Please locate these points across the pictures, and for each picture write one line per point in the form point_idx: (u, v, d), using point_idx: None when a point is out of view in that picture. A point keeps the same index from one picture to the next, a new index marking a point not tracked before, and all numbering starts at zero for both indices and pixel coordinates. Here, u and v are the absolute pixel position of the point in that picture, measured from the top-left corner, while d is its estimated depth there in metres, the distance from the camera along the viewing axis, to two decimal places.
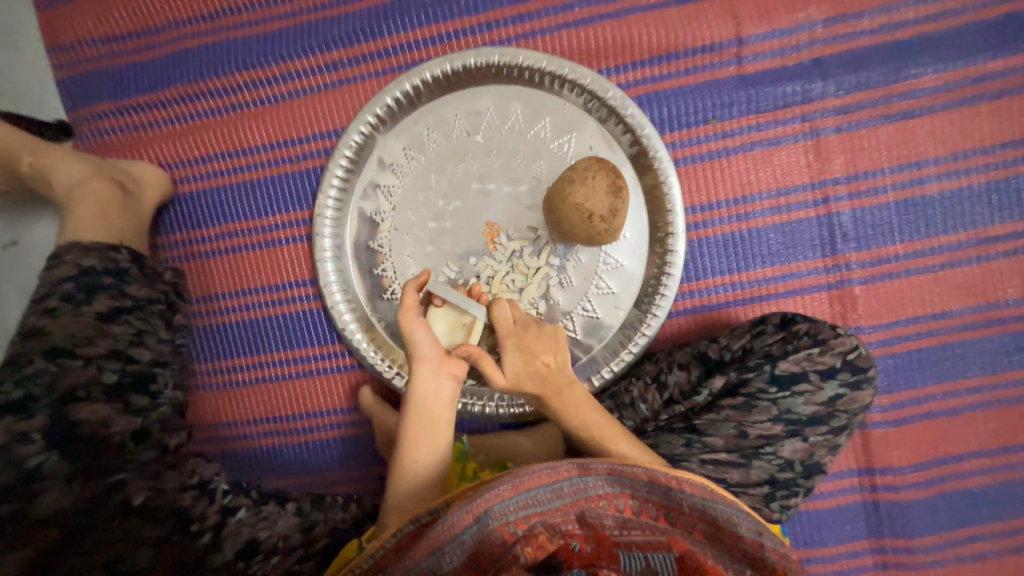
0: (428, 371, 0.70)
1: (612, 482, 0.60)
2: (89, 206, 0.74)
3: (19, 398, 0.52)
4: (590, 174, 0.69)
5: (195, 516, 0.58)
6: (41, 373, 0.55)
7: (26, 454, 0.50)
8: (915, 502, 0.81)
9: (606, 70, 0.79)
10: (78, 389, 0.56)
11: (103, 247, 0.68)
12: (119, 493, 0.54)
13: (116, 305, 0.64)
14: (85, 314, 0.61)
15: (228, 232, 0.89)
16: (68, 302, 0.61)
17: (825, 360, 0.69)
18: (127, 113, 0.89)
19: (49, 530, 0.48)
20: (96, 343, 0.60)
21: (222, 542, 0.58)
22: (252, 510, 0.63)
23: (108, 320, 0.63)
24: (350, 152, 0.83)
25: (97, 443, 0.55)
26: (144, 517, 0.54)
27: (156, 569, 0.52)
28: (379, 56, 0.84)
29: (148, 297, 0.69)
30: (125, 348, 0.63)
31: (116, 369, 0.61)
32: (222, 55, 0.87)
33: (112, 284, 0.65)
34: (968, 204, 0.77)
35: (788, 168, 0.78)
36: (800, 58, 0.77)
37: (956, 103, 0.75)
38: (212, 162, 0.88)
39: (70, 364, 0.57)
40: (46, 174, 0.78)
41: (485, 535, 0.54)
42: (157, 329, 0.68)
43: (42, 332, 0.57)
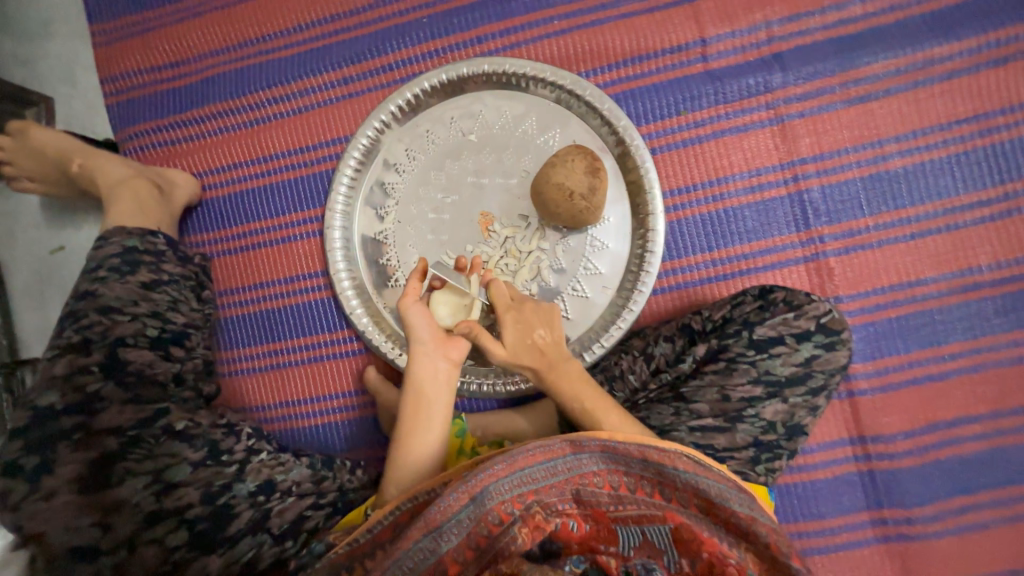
0: (427, 355, 0.73)
1: (604, 460, 0.63)
2: (127, 201, 0.84)
3: (79, 341, 0.64)
4: (570, 158, 0.77)
5: (224, 448, 0.65)
6: (96, 323, 0.65)
7: (87, 381, 0.61)
8: (909, 471, 0.81)
9: (586, 73, 0.89)
10: (127, 337, 0.66)
11: (144, 231, 0.76)
12: (163, 419, 0.63)
13: (154, 277, 0.73)
14: (129, 283, 0.69)
15: (250, 231, 0.98)
16: (115, 272, 0.70)
17: (800, 324, 0.72)
18: (165, 130, 1.01)
19: (106, 440, 0.59)
20: (139, 304, 0.69)
21: (245, 475, 0.64)
22: (272, 454, 0.68)
23: (148, 289, 0.71)
24: (357, 154, 0.93)
25: (144, 379, 0.64)
26: (180, 441, 0.62)
27: (190, 485, 0.60)
28: (383, 71, 0.95)
29: (182, 273, 0.77)
30: (164, 311, 0.71)
31: (157, 326, 0.69)
32: (247, 77, 0.99)
33: (151, 261, 0.74)
34: (931, 176, 0.81)
35: (757, 151, 0.85)
36: (761, 54, 0.85)
37: (908, 86, 0.82)
38: (237, 170, 0.99)
39: (119, 319, 0.66)
40: (92, 175, 0.89)
41: (482, 515, 0.56)
42: (189, 300, 0.75)
43: (94, 294, 0.67)
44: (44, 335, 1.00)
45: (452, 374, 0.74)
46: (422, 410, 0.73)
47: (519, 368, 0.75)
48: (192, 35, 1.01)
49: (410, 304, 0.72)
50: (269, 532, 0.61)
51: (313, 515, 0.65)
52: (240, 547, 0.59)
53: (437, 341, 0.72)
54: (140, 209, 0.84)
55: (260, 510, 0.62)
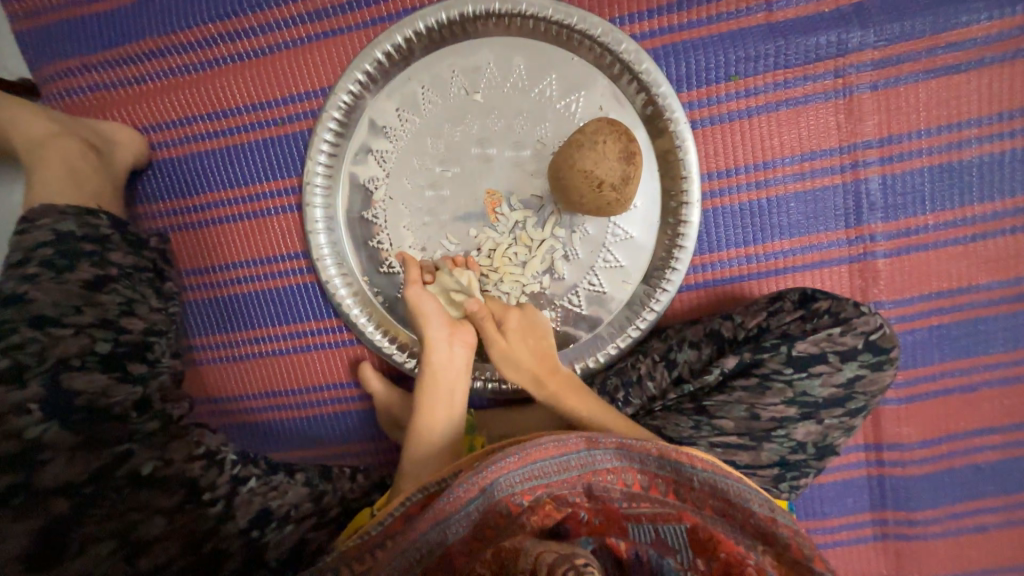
0: (439, 340, 0.69)
1: (620, 457, 0.58)
2: (54, 167, 0.69)
3: (6, 367, 0.48)
4: (600, 137, 0.63)
5: (207, 484, 0.54)
6: (31, 341, 0.51)
7: (23, 425, 0.45)
8: (920, 477, 0.80)
9: (620, 18, 0.71)
10: (71, 358, 0.52)
11: (80, 211, 0.63)
12: (126, 464, 0.48)
13: (100, 273, 0.59)
14: (66, 283, 0.56)
15: (214, 201, 0.84)
16: (48, 268, 0.56)
17: (846, 341, 0.65)
18: (95, 70, 0.82)
19: (56, 503, 0.43)
20: (83, 312, 0.55)
21: (235, 509, 0.55)
22: (262, 479, 0.60)
23: (92, 289, 0.58)
24: (338, 114, 0.77)
25: (98, 413, 0.51)
26: (153, 487, 0.49)
27: (171, 538, 0.47)
28: (366, 3, 0.76)
29: (134, 264, 0.64)
30: (115, 317, 0.58)
31: (109, 340, 0.56)
32: (192, 2, 0.78)
33: (93, 251, 0.61)
34: (1009, 169, 0.71)
35: (815, 130, 0.72)
36: (838, 4, 0.69)
37: (1006, 56, 0.68)
38: (191, 125, 0.82)
39: (59, 333, 0.53)
40: (4, 127, 0.71)
41: (491, 504, 0.54)
42: (146, 298, 0.63)
43: (24, 300, 0.53)
44: None
45: (469, 361, 0.71)
46: (436, 397, 0.69)
47: (517, 376, 0.72)
48: None
49: (416, 288, 0.68)
50: (267, 566, 0.53)
51: (314, 538, 0.59)
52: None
53: (450, 326, 0.69)
54: (72, 177, 0.69)
55: (256, 546, 0.54)
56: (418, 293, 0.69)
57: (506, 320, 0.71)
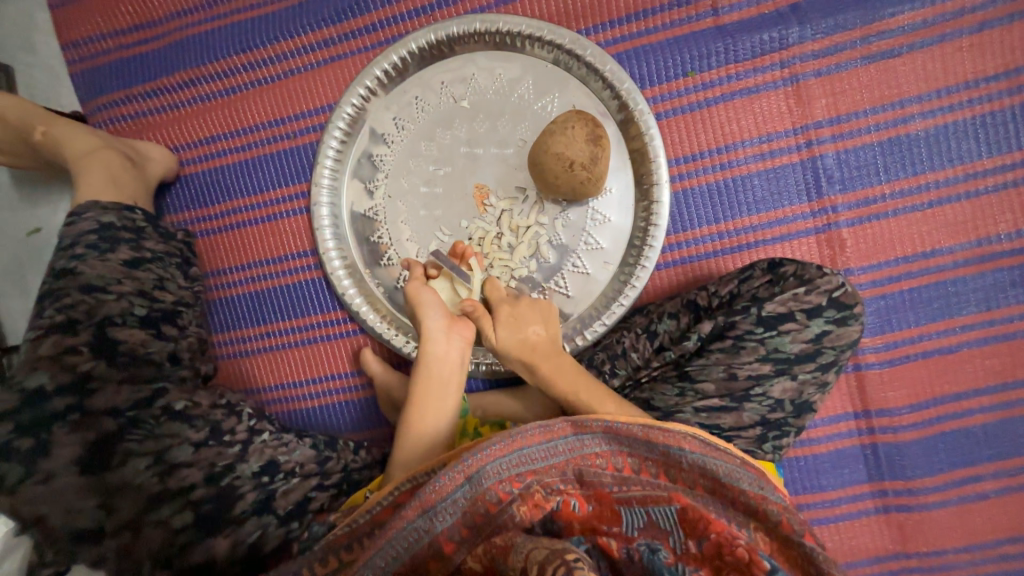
0: (438, 333, 0.70)
1: (608, 440, 0.58)
2: (99, 173, 0.79)
3: (62, 320, 0.60)
4: (570, 125, 0.71)
5: (227, 429, 0.62)
6: (79, 302, 0.61)
7: (77, 362, 0.57)
8: (913, 443, 0.81)
9: (586, 30, 0.81)
10: (114, 316, 0.62)
11: (119, 206, 0.72)
12: (161, 399, 0.60)
13: (136, 255, 0.69)
14: (111, 260, 0.66)
15: (234, 208, 0.94)
16: (94, 249, 0.66)
17: (811, 299, 0.69)
18: (135, 100, 0.95)
19: (104, 421, 0.56)
20: (124, 283, 0.65)
21: (248, 455, 0.62)
22: (275, 435, 0.66)
23: (130, 267, 0.67)
24: (343, 124, 0.87)
25: (139, 358, 0.62)
26: (181, 421, 0.60)
27: (195, 465, 0.57)
28: (367, 31, 0.88)
29: (165, 250, 0.74)
30: (151, 289, 0.68)
31: (144, 305, 0.66)
32: (220, 40, 0.91)
33: (130, 238, 0.70)
34: (953, 139, 0.76)
35: (770, 115, 0.79)
36: (776, 5, 0.78)
37: (935, 40, 0.76)
38: (216, 143, 0.93)
39: (104, 297, 0.63)
40: (60, 142, 0.84)
41: (479, 494, 0.53)
42: (175, 278, 0.73)
43: (73, 272, 0.63)
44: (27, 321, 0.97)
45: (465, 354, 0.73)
46: (433, 388, 0.71)
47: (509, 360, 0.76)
48: None
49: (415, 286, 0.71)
50: (275, 513, 0.59)
51: (318, 496, 0.64)
52: (247, 527, 0.56)
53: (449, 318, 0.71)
54: (112, 181, 0.79)
55: (265, 491, 0.60)
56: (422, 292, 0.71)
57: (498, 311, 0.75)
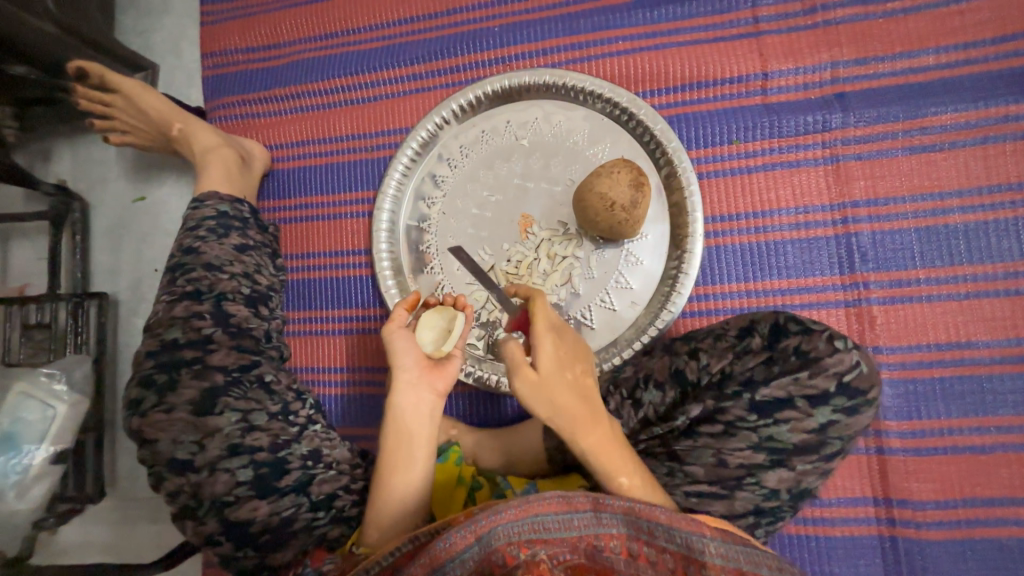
0: (405, 384, 0.69)
1: (626, 523, 0.57)
2: (217, 167, 0.94)
3: (191, 289, 0.75)
4: (616, 170, 0.78)
5: (292, 410, 0.72)
6: (204, 277, 0.76)
7: (201, 325, 0.72)
8: (939, 544, 0.76)
9: (643, 93, 0.91)
10: (227, 292, 0.77)
11: (233, 199, 0.88)
12: (254, 369, 0.72)
13: (243, 242, 0.83)
14: (226, 244, 0.81)
15: (308, 204, 1.06)
16: (213, 232, 0.81)
17: (813, 385, 0.68)
18: (249, 104, 1.11)
19: (214, 376, 0.69)
20: (234, 265, 0.80)
21: (300, 440, 0.70)
22: (325, 428, 0.74)
23: (238, 251, 0.82)
24: (415, 146, 0.98)
25: (242, 329, 0.75)
26: (266, 392, 0.71)
27: (265, 431, 0.68)
28: (451, 72, 1.01)
29: (262, 241, 0.88)
30: (251, 273, 0.81)
31: (248, 286, 0.80)
32: (328, 65, 1.08)
33: (240, 226, 0.85)
34: (994, 236, 0.78)
35: (808, 188, 0.84)
36: (822, 92, 0.84)
37: (979, 141, 0.79)
38: (305, 146, 1.07)
39: (220, 275, 0.78)
40: (190, 137, 1.00)
41: (486, 554, 0.52)
42: (267, 266, 0.85)
43: (197, 251, 0.79)
44: (115, 276, 1.13)
45: (437, 407, 0.70)
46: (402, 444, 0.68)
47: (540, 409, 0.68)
48: (285, 23, 1.11)
49: (393, 329, 0.70)
50: (308, 497, 0.68)
51: (344, 497, 0.70)
52: (285, 502, 0.67)
53: (419, 370, 0.69)
54: (227, 176, 0.94)
55: (307, 474, 0.69)
56: (399, 335, 0.69)
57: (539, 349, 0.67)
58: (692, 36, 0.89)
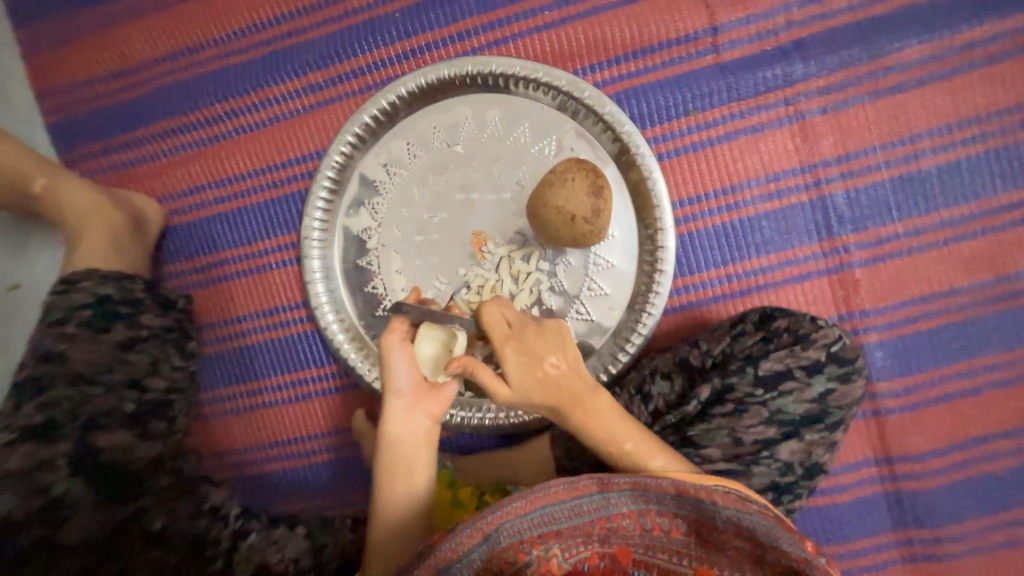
0: (399, 409, 0.64)
1: (635, 499, 0.53)
2: (96, 238, 0.78)
3: (44, 423, 0.58)
4: (569, 176, 0.67)
5: (212, 538, 0.60)
6: (65, 398, 0.60)
7: (52, 482, 0.54)
8: (938, 490, 0.77)
9: (582, 70, 0.78)
10: (99, 417, 0.61)
11: (119, 277, 0.73)
12: (141, 519, 0.56)
13: (132, 334, 0.70)
14: (104, 342, 0.67)
15: (221, 260, 0.90)
16: (87, 328, 0.66)
17: (809, 355, 0.66)
18: (116, 151, 0.91)
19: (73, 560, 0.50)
20: (116, 371, 0.66)
21: (233, 566, 0.59)
22: (262, 534, 0.64)
23: (123, 349, 0.68)
24: (332, 173, 0.83)
25: (118, 468, 0.59)
26: (164, 544, 0.56)
27: None
28: (355, 75, 0.84)
29: (160, 325, 0.74)
30: (143, 376, 0.69)
31: (133, 400, 0.66)
32: (202, 88, 0.88)
33: (127, 313, 0.71)
34: (967, 175, 0.74)
35: (775, 154, 0.76)
36: (779, 42, 0.75)
37: (944, 74, 0.73)
38: (199, 192, 0.89)
39: (93, 391, 0.63)
40: (57, 198, 0.79)
41: (497, 552, 0.51)
42: (170, 357, 0.74)
43: (62, 357, 0.63)
44: None
45: (431, 431, 0.66)
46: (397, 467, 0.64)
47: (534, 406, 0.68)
48: (134, 42, 0.89)
49: (391, 344, 0.64)
50: None
51: None
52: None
53: (412, 393, 0.65)
54: (113, 247, 0.78)
55: None
56: (400, 350, 0.64)
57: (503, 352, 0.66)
58: None
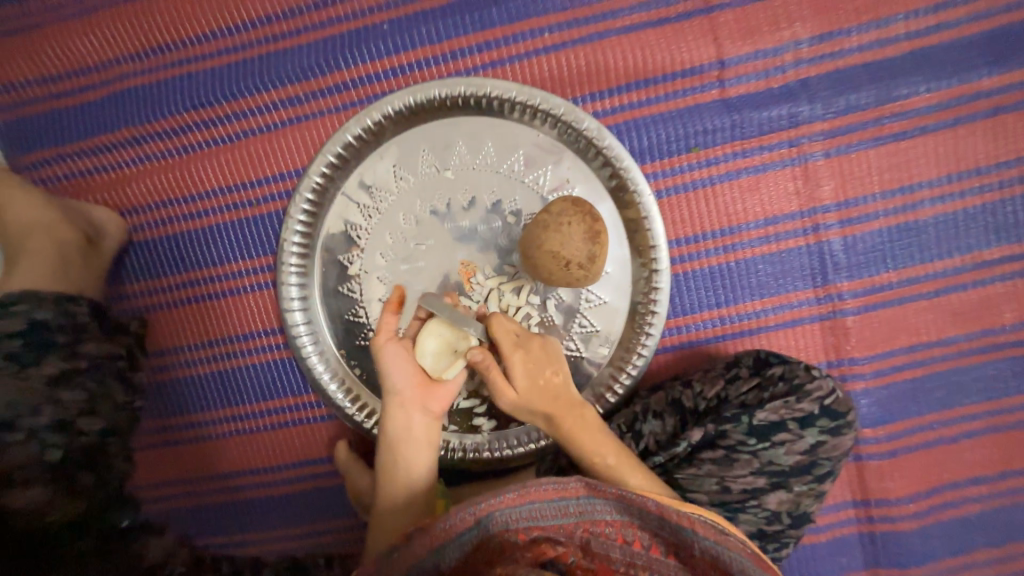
0: (399, 408, 0.68)
1: (618, 509, 0.58)
2: (36, 255, 0.71)
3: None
4: (565, 219, 0.64)
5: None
6: None
7: None
8: (911, 531, 0.79)
9: (581, 99, 0.74)
10: (14, 473, 0.51)
11: (60, 298, 0.63)
12: None
13: (68, 366, 0.59)
14: (31, 377, 0.56)
15: (191, 280, 0.84)
16: (8, 364, 0.56)
17: (803, 407, 0.65)
18: (70, 158, 0.83)
19: None
20: (43, 413, 0.55)
21: None
22: None
23: (55, 386, 0.57)
24: (312, 194, 0.79)
25: (36, 534, 0.51)
26: None
27: None
28: (338, 90, 0.78)
29: (107, 353, 0.65)
30: (74, 418, 0.57)
31: (61, 446, 0.55)
32: (168, 93, 0.80)
33: (61, 343, 0.60)
34: (963, 227, 0.73)
35: (776, 196, 0.74)
36: (786, 80, 0.72)
37: (948, 123, 0.71)
38: (166, 207, 0.83)
39: (8, 440, 0.52)
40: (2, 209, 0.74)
41: (486, 536, 0.54)
42: (113, 392, 0.63)
43: None
44: None
45: (432, 430, 0.69)
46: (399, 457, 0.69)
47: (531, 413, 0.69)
48: (91, 38, 0.81)
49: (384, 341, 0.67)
50: None
51: None
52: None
53: (412, 393, 0.68)
54: (54, 264, 0.71)
55: None
56: (390, 349, 0.67)
57: (512, 360, 0.67)
58: (632, 20, 0.72)
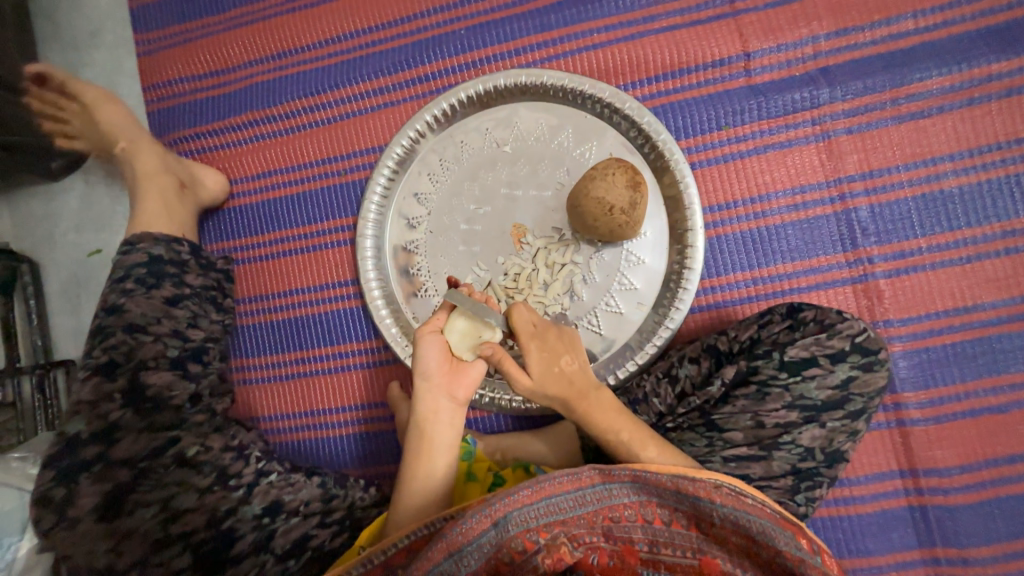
0: (427, 394, 0.65)
1: (636, 490, 0.54)
2: (156, 201, 0.87)
3: (107, 362, 0.70)
4: (610, 172, 0.75)
5: (233, 472, 0.70)
6: (122, 344, 0.71)
7: (109, 410, 0.67)
8: (966, 507, 0.76)
9: (625, 85, 0.87)
10: (148, 360, 0.71)
11: (169, 239, 0.81)
12: (175, 446, 0.68)
13: (177, 291, 0.78)
14: (153, 298, 0.75)
15: (282, 238, 0.99)
16: (142, 285, 0.75)
17: (833, 344, 0.68)
18: (203, 136, 1.03)
19: (120, 471, 0.65)
20: (162, 323, 0.74)
21: (252, 497, 0.69)
22: (282, 475, 0.73)
23: (169, 305, 0.76)
24: (392, 163, 0.92)
25: (160, 403, 0.70)
26: (189, 467, 0.68)
27: (197, 511, 0.66)
28: (420, 81, 0.95)
29: (201, 284, 0.82)
30: (183, 328, 0.76)
31: (176, 346, 0.74)
32: (286, 86, 1.00)
33: (174, 272, 0.79)
34: (987, 198, 0.78)
35: (801, 168, 0.82)
36: (807, 68, 0.82)
37: (964, 103, 0.78)
38: (272, 176, 1.00)
39: (143, 339, 0.72)
40: (130, 160, 0.91)
41: (505, 541, 0.49)
42: (206, 313, 0.81)
43: (122, 310, 0.73)
44: (77, 338, 1.04)
45: (457, 417, 0.67)
46: (423, 452, 0.65)
47: (544, 399, 0.70)
48: (232, 45, 1.03)
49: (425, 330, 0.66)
50: (271, 553, 0.66)
51: (319, 534, 0.69)
52: (245, 566, 0.65)
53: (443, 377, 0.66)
54: (166, 210, 0.87)
55: (264, 532, 0.67)
56: (427, 338, 0.66)
57: (528, 348, 0.68)
58: (668, 22, 0.86)
